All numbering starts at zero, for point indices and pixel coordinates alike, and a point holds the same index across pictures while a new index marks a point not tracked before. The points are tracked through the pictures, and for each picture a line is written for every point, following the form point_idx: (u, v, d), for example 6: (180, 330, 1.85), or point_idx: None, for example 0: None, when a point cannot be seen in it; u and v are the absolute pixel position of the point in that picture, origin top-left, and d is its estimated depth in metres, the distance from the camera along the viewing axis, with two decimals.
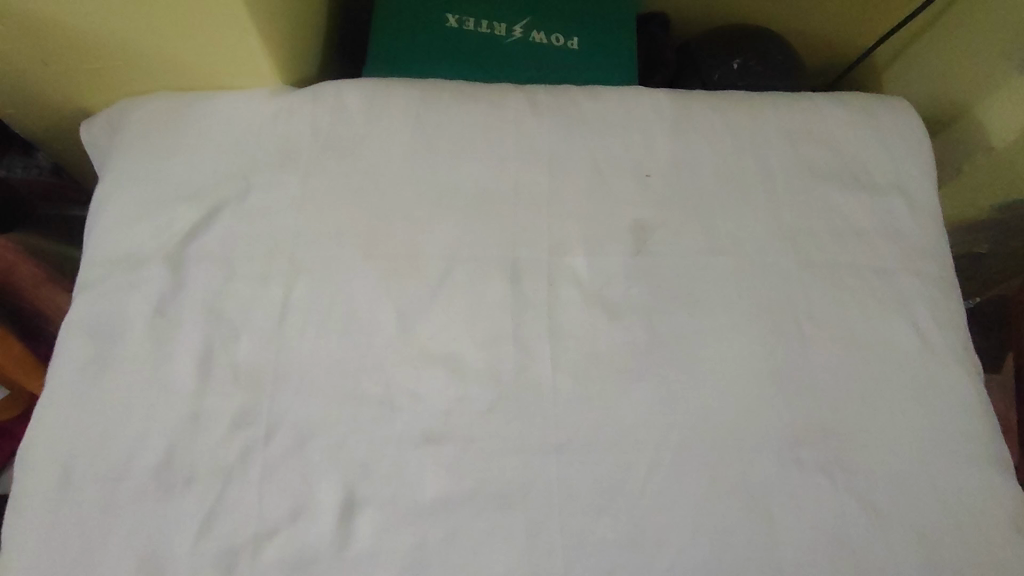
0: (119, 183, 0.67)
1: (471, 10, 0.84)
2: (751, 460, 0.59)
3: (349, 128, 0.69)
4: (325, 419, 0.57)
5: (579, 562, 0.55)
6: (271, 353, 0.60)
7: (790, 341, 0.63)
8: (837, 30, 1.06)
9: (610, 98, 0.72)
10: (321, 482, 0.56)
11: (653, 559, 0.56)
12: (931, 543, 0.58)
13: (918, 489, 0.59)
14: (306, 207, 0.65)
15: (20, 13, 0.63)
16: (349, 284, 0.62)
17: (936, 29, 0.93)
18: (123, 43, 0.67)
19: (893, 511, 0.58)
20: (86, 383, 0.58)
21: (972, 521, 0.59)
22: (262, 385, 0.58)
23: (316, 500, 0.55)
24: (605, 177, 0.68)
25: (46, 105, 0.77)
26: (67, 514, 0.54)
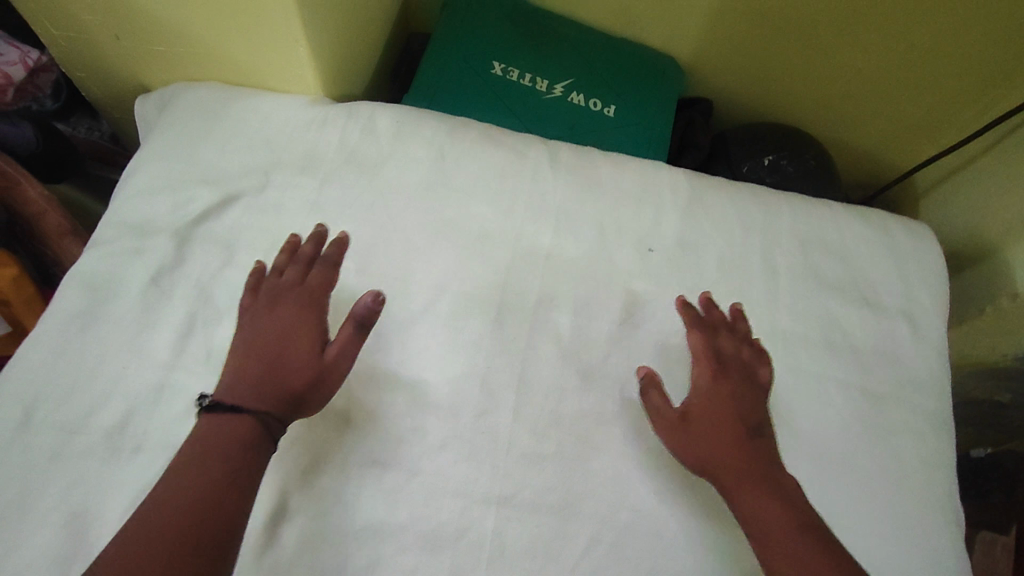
0: (152, 156, 0.71)
1: (519, 62, 0.88)
2: (695, 559, 0.57)
3: (374, 148, 0.71)
4: None
5: None
6: None
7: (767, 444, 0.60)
8: (880, 149, 1.05)
9: (631, 168, 0.73)
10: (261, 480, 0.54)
11: None
12: None
13: None
14: (315, 213, 0.67)
15: None
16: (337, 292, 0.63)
17: (983, 162, 0.92)
18: (187, 31, 0.72)
19: None
20: (68, 334, 0.60)
21: None
22: None
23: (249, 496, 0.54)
24: (607, 243, 0.69)
25: (113, 76, 0.83)
26: (15, 456, 0.54)
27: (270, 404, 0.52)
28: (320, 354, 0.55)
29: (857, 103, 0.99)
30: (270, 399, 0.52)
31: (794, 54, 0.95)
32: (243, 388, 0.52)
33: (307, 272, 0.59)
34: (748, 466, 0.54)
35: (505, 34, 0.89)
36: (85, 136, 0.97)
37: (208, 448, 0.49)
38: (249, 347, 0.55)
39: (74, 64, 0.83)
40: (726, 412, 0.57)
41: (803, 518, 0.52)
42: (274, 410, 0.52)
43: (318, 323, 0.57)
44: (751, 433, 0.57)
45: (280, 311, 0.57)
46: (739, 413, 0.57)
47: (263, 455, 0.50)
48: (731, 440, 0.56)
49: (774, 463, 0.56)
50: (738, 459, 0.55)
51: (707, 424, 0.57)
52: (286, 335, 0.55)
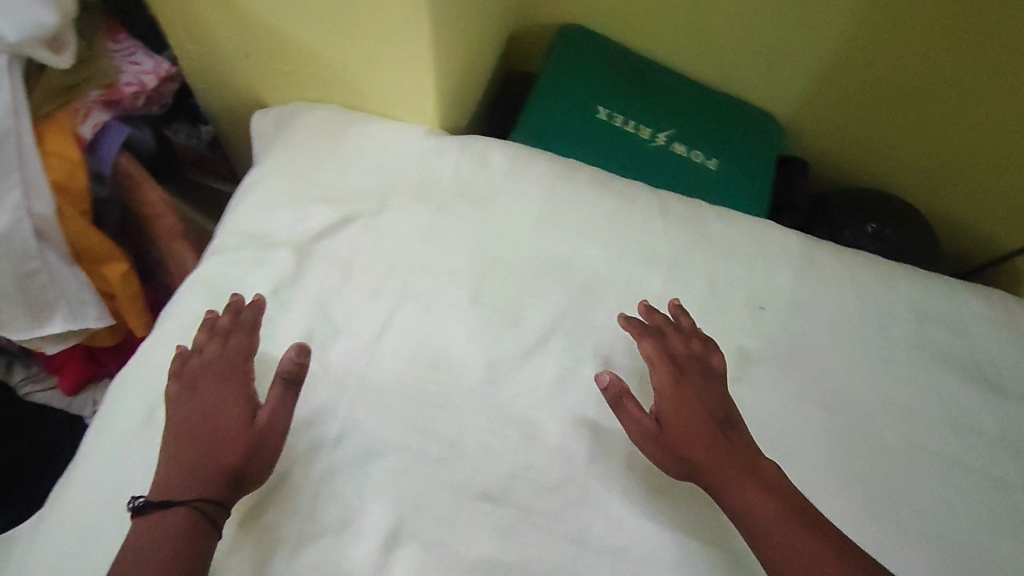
0: (273, 172, 0.72)
1: (624, 108, 0.88)
2: None
3: (487, 181, 0.72)
4: (392, 441, 0.56)
5: None
6: (361, 362, 0.60)
7: (888, 524, 0.58)
8: (976, 222, 1.03)
9: (740, 224, 0.73)
10: (375, 503, 0.53)
11: None
12: None
13: None
14: (430, 239, 0.68)
15: (249, 14, 0.73)
16: (450, 323, 0.63)
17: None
18: (319, 53, 0.74)
19: None
20: (193, 337, 0.61)
21: None
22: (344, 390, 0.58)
23: (364, 519, 0.53)
24: (718, 298, 0.68)
25: (232, 92, 0.86)
26: (139, 452, 0.55)
27: (202, 488, 0.50)
28: (245, 423, 0.54)
29: (957, 176, 0.97)
30: (205, 484, 0.51)
31: (889, 126, 0.95)
32: (176, 480, 0.51)
33: (224, 344, 0.58)
34: (727, 459, 0.55)
35: (611, 82, 0.89)
36: (186, 143, 0.98)
37: (144, 553, 0.47)
38: (173, 436, 0.53)
39: (199, 78, 0.86)
40: (693, 414, 0.58)
41: (795, 502, 0.53)
42: (209, 492, 0.50)
43: (242, 397, 0.56)
44: (720, 425, 0.58)
45: (205, 395, 0.55)
46: (704, 409, 0.58)
47: (207, 544, 0.49)
48: (703, 438, 0.56)
49: (749, 452, 0.56)
50: (718, 456, 0.55)
51: (681, 431, 0.57)
52: (212, 417, 0.54)
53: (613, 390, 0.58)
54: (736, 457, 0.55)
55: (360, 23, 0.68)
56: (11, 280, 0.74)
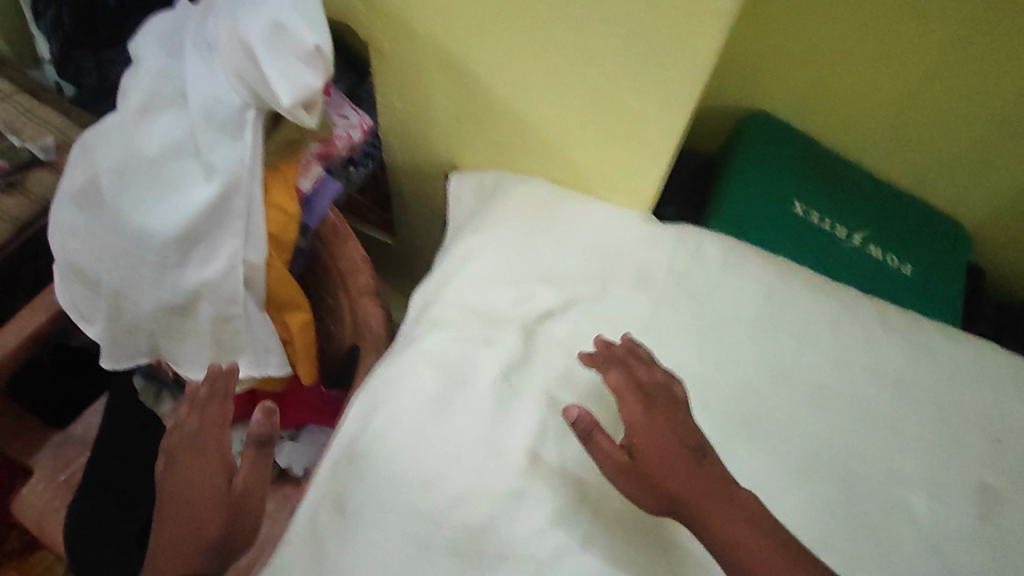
0: (488, 246, 0.72)
1: (820, 204, 0.85)
2: None
3: (703, 275, 0.71)
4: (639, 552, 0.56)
5: None
6: None
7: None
8: None
9: (964, 343, 0.70)
10: None
11: None
12: None
13: None
14: (651, 333, 0.67)
15: (479, 83, 0.71)
16: None
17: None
18: (544, 134, 0.73)
19: None
20: (425, 417, 0.60)
21: None
22: (585, 491, 0.57)
23: None
24: (951, 425, 0.65)
25: (424, 150, 0.86)
26: (389, 538, 0.55)
27: (198, 561, 0.59)
28: (222, 489, 0.63)
29: None
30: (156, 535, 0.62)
31: None
32: (172, 556, 0.59)
33: (201, 413, 0.70)
34: (712, 494, 0.52)
35: (812, 172, 0.86)
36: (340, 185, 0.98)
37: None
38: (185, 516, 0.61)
39: (393, 133, 0.86)
40: (657, 440, 0.55)
41: (735, 514, 0.51)
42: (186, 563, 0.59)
43: (224, 470, 0.65)
44: (694, 454, 0.55)
45: (194, 470, 0.65)
46: (688, 452, 0.54)
47: None
48: (684, 476, 0.53)
49: (723, 482, 0.53)
50: (689, 486, 0.52)
51: (642, 456, 0.54)
52: (181, 484, 0.64)
53: (581, 427, 0.55)
54: (653, 451, 0.54)
55: (606, 110, 0.66)
56: (211, 323, 0.77)
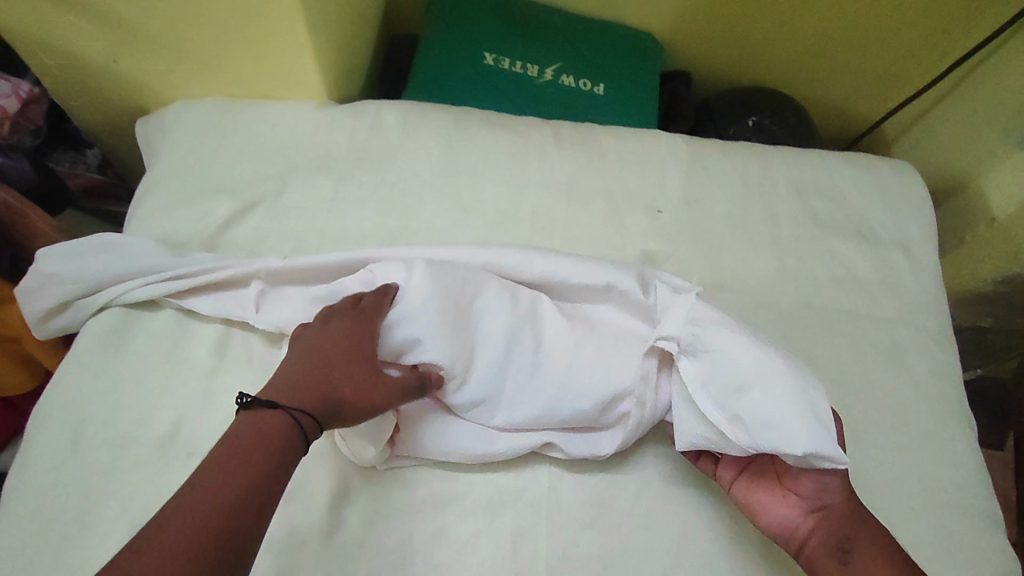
0: (162, 174, 0.73)
1: (509, 50, 0.91)
2: None
3: (384, 141, 0.74)
4: None
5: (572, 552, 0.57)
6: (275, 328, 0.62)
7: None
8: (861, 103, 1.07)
9: (631, 138, 0.78)
10: (319, 475, 0.57)
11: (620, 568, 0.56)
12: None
13: (927, 520, 0.60)
14: (335, 209, 0.71)
15: (102, 8, 0.68)
16: None
17: (965, 87, 0.92)
18: (204, 51, 0.73)
19: (916, 540, 0.58)
20: (106, 354, 0.62)
21: (967, 561, 0.58)
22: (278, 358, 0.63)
23: (310, 489, 0.57)
24: (619, 210, 0.73)
25: (106, 106, 0.84)
26: (72, 472, 0.56)
27: (310, 403, 0.49)
28: (359, 328, 0.54)
29: (834, 56, 1.01)
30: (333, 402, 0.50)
31: None
32: (288, 389, 0.49)
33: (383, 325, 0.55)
34: None
35: (506, 27, 0.92)
36: (72, 172, 0.95)
37: (252, 446, 0.45)
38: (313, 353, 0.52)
39: (65, 91, 0.82)
40: (857, 538, 0.52)
41: (881, 539, 0.52)
42: (307, 406, 0.48)
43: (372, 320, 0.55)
44: (838, 543, 0.52)
45: (334, 330, 0.53)
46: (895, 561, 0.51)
47: (292, 457, 0.47)
48: None
49: None
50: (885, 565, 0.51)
51: (865, 560, 0.52)
52: (319, 338, 0.53)
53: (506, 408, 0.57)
54: (865, 552, 0.52)
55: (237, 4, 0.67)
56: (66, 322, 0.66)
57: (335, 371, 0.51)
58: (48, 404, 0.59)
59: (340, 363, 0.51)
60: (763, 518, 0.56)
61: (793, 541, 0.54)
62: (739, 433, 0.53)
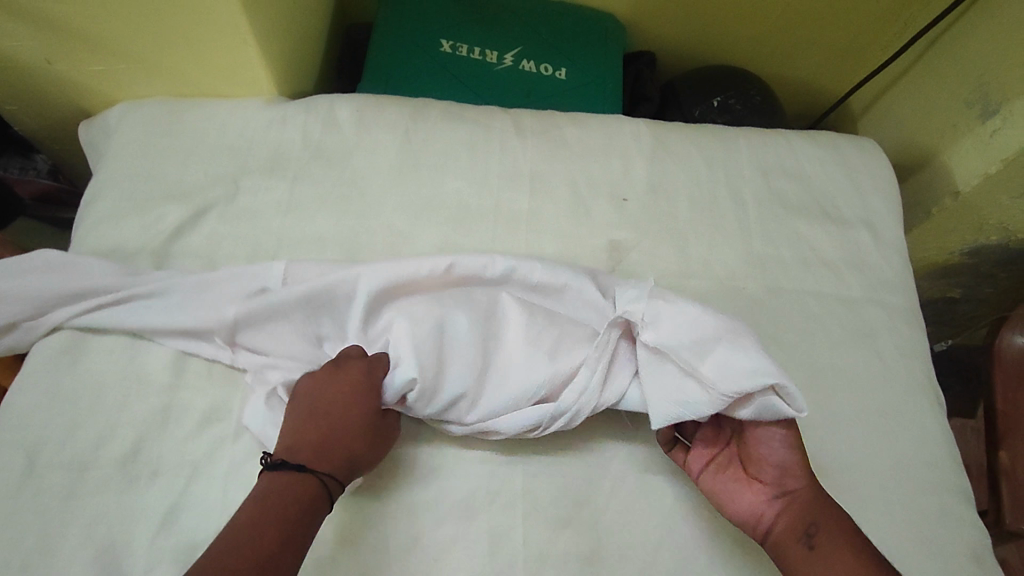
0: (107, 181, 0.69)
1: (466, 36, 0.88)
2: None
3: (339, 138, 0.72)
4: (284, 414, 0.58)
5: (551, 552, 0.56)
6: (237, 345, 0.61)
7: (775, 353, 0.64)
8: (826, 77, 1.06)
9: (593, 126, 0.77)
10: None
11: (600, 565, 0.56)
12: (901, 557, 0.57)
13: (898, 498, 0.60)
14: (291, 210, 0.68)
15: (28, 7, 0.64)
16: None
17: (928, 58, 0.91)
18: (143, 49, 0.70)
19: (888, 519, 0.59)
20: (57, 374, 0.59)
21: (937, 536, 0.59)
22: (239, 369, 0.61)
23: None
24: (584, 200, 0.72)
25: (44, 111, 0.79)
26: (27, 500, 0.53)
27: (329, 467, 0.52)
28: (361, 384, 0.55)
29: (796, 31, 1.00)
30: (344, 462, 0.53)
31: None
32: (298, 446, 0.53)
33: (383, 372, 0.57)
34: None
35: (461, 12, 0.89)
36: (21, 178, 0.91)
37: (280, 504, 0.49)
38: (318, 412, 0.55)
39: None
40: (824, 522, 0.52)
41: (846, 524, 0.53)
42: (317, 465, 0.52)
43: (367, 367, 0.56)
44: (803, 527, 0.53)
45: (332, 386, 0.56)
46: (860, 545, 0.51)
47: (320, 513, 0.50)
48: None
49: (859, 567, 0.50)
50: (850, 548, 0.51)
51: (831, 544, 0.51)
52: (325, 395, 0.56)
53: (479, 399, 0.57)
54: (831, 535, 0.52)
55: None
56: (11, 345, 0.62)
57: (344, 432, 0.54)
58: None
59: (350, 423, 0.54)
60: (729, 502, 0.56)
61: (759, 525, 0.54)
62: (708, 373, 0.53)
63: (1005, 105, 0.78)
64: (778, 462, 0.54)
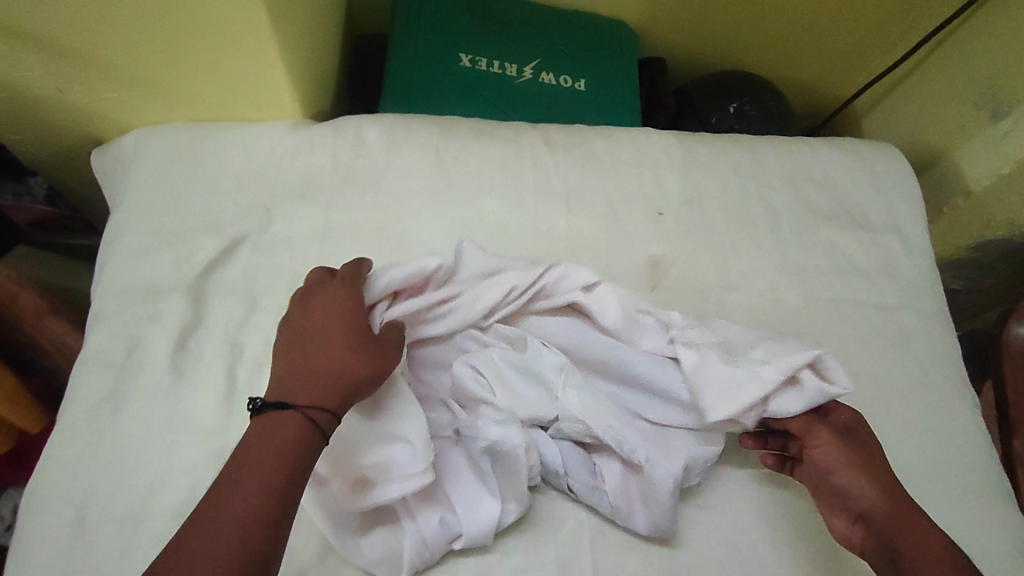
0: (132, 215, 0.67)
1: (484, 50, 0.87)
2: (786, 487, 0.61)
3: (371, 161, 0.70)
4: None
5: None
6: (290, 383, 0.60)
7: None
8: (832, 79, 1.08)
9: (623, 139, 0.76)
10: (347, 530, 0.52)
11: None
12: None
13: (946, 499, 0.62)
14: (328, 238, 0.67)
15: (43, 38, 0.61)
16: None
17: (936, 58, 0.92)
18: (164, 77, 0.67)
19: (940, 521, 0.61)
20: (101, 423, 0.57)
21: (987, 535, 0.61)
22: None
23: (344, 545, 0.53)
24: (621, 216, 0.72)
25: (50, 140, 0.75)
26: (83, 558, 0.52)
27: (316, 395, 0.47)
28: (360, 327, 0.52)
29: (804, 36, 1.01)
30: (349, 390, 0.49)
31: None
32: (293, 382, 0.48)
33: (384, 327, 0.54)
34: None
35: (478, 25, 0.88)
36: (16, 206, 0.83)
37: (264, 444, 0.45)
38: (310, 346, 0.50)
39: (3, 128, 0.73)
40: (912, 543, 0.48)
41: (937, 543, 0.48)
42: (322, 400, 0.47)
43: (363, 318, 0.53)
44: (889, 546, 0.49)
45: (325, 319, 0.52)
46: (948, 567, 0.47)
47: (312, 447, 0.46)
48: None
49: None
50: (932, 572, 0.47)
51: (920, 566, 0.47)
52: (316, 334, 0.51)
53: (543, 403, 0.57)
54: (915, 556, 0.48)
55: (203, 28, 0.61)
56: None
57: (328, 360, 0.49)
58: (43, 486, 0.54)
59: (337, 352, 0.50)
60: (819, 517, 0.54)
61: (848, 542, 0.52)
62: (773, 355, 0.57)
63: (1016, 107, 0.81)
64: (858, 476, 0.51)
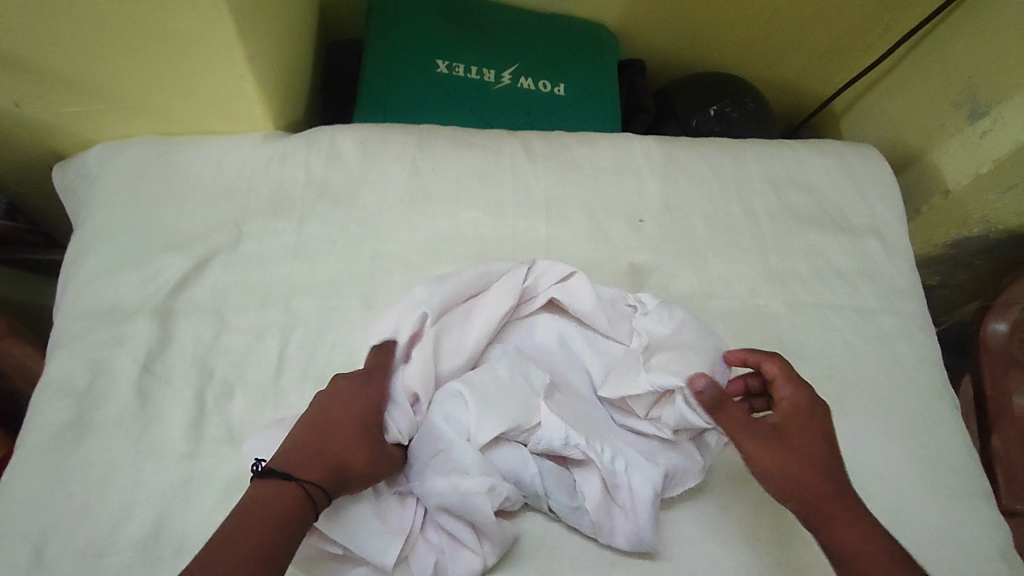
0: (94, 234, 0.64)
1: (461, 55, 0.86)
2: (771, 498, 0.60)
3: (345, 173, 0.69)
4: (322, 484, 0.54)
5: None
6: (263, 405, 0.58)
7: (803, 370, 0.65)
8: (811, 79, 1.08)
9: (603, 145, 0.75)
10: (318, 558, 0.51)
11: None
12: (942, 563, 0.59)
13: (930, 505, 0.62)
14: (301, 254, 0.65)
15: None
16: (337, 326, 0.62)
17: (915, 58, 0.92)
18: (129, 90, 0.65)
19: (924, 527, 0.60)
20: (62, 453, 0.54)
21: (971, 539, 0.61)
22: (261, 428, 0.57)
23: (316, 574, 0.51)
24: (602, 224, 0.71)
25: (10, 155, 0.73)
26: None
27: (319, 475, 0.47)
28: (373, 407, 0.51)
29: (783, 36, 1.01)
30: (348, 470, 0.48)
31: None
32: (298, 455, 0.47)
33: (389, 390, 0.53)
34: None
35: (455, 30, 0.86)
36: None
37: (258, 517, 0.44)
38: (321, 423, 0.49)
39: None
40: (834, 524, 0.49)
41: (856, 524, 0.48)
42: (323, 479, 0.47)
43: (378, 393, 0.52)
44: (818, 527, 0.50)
45: (336, 395, 0.51)
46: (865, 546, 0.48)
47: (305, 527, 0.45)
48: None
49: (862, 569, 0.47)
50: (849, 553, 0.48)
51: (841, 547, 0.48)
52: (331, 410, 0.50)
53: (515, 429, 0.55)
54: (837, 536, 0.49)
55: (169, 42, 0.59)
56: None
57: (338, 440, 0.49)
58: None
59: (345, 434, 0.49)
60: None
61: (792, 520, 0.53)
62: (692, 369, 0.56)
63: (994, 107, 0.80)
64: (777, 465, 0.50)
